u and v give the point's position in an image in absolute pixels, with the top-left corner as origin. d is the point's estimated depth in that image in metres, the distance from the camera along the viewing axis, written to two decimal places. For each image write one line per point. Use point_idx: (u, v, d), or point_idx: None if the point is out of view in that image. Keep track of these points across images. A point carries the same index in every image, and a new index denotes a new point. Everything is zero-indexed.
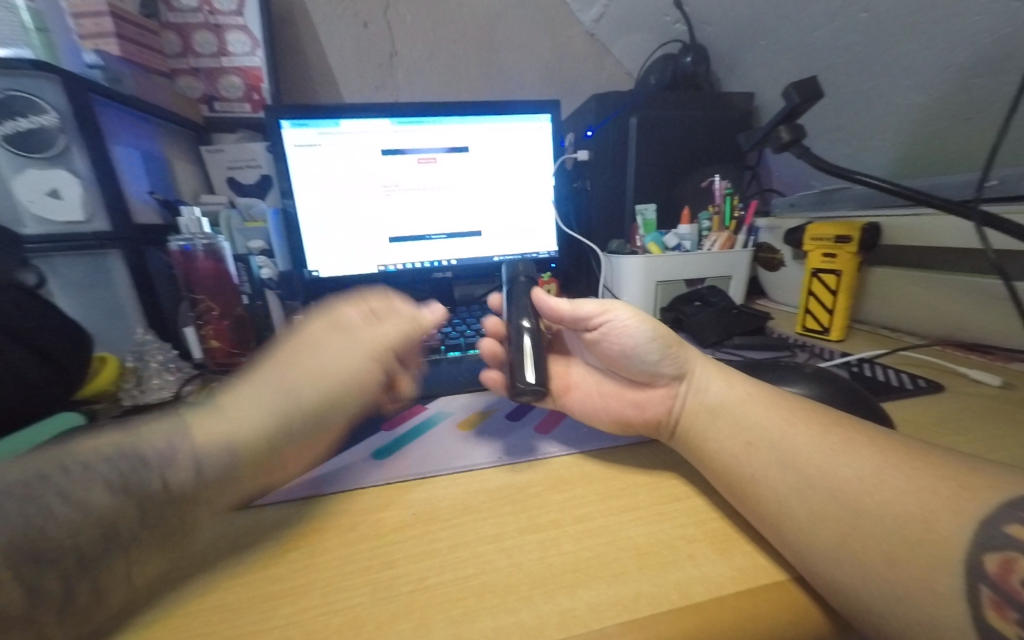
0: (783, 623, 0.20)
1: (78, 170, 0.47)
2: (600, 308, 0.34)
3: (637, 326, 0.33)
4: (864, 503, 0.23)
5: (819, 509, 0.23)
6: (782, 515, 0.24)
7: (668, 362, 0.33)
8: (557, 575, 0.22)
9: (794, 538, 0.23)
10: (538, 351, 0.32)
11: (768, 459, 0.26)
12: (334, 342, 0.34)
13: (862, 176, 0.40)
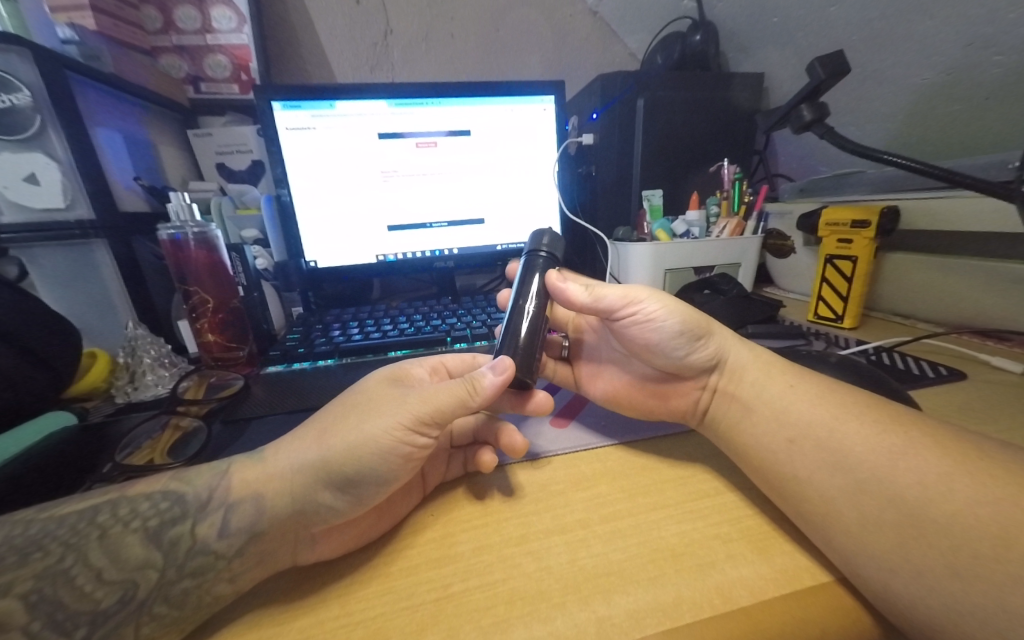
0: (830, 627, 0.20)
1: (57, 154, 0.44)
2: (624, 298, 0.32)
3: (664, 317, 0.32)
4: (913, 505, 0.22)
5: (861, 507, 0.23)
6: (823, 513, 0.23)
7: (697, 354, 0.32)
8: (591, 579, 0.21)
9: (837, 538, 0.22)
10: (532, 333, 0.32)
11: (805, 455, 0.25)
12: (382, 406, 0.27)
13: (891, 157, 0.38)
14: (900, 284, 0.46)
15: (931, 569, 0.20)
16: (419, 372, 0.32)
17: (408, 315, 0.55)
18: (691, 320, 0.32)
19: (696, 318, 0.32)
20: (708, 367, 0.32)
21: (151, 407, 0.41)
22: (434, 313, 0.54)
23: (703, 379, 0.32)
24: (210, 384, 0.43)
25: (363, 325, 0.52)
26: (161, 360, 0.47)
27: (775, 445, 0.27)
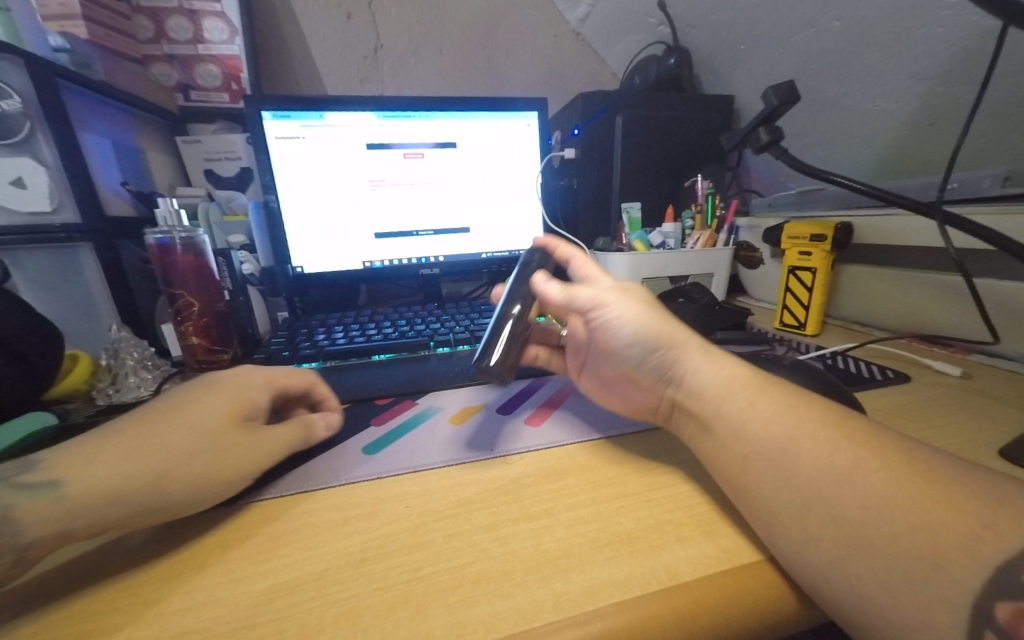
0: (762, 599, 0.22)
1: (46, 159, 0.45)
2: (591, 301, 0.33)
3: (625, 323, 0.32)
4: (845, 496, 0.23)
5: (797, 489, 0.24)
6: (763, 497, 0.24)
7: (655, 364, 0.32)
8: (550, 561, 0.23)
9: (775, 519, 0.24)
10: (513, 334, 0.33)
11: (746, 444, 0.26)
12: (219, 399, 0.30)
13: (837, 177, 0.41)
14: (855, 294, 0.49)
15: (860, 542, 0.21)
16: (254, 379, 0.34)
17: (392, 320, 0.56)
18: (650, 329, 0.32)
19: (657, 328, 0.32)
20: (659, 376, 0.32)
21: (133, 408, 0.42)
22: (419, 319, 0.56)
23: (656, 387, 0.33)
24: None
25: (349, 328, 0.54)
26: (144, 362, 0.47)
27: (721, 433, 0.28)
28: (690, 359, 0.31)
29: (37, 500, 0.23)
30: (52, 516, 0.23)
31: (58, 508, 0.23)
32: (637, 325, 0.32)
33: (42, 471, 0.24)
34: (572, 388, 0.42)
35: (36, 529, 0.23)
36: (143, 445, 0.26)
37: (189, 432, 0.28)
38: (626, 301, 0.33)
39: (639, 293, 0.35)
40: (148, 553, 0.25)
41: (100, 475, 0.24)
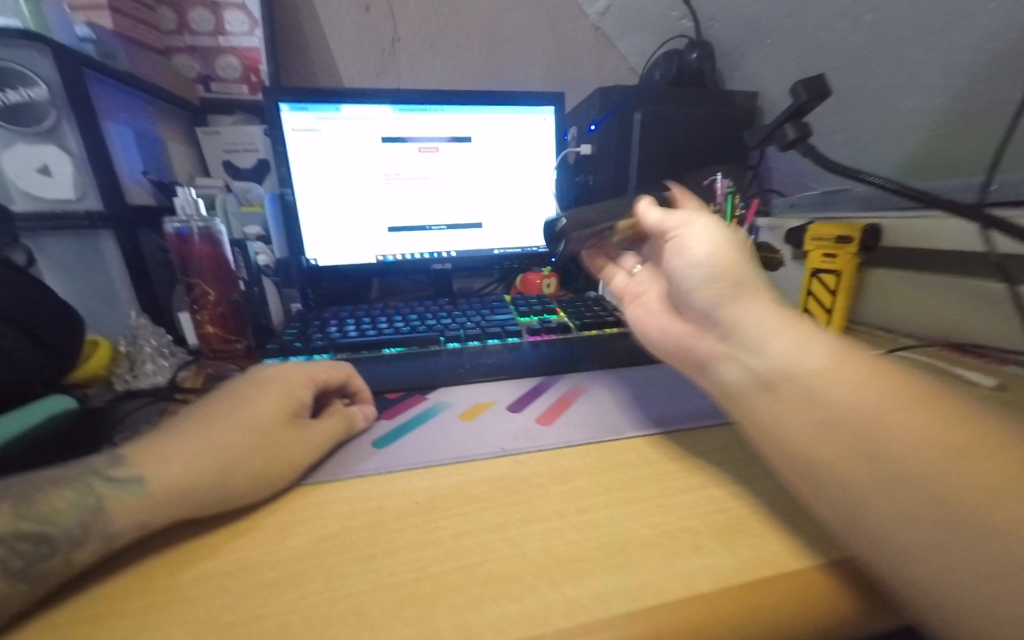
0: (797, 622, 0.20)
1: (70, 146, 0.46)
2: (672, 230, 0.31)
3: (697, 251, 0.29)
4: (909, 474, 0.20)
5: (875, 474, 0.20)
6: (836, 480, 0.21)
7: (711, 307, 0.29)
8: (562, 564, 0.22)
9: (855, 510, 0.21)
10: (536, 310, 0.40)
11: (823, 411, 0.22)
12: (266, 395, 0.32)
13: (868, 176, 0.40)
14: (883, 299, 0.47)
15: (950, 537, 0.18)
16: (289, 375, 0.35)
17: (404, 314, 0.56)
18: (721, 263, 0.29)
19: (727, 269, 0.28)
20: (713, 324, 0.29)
21: (149, 394, 0.42)
22: (430, 314, 0.56)
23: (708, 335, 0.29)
24: (207, 374, 0.45)
25: (360, 321, 0.53)
26: (160, 350, 0.49)
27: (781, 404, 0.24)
28: (748, 314, 0.27)
29: (124, 495, 0.24)
30: (139, 511, 0.24)
31: (144, 504, 0.24)
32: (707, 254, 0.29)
33: (130, 469, 0.25)
34: (584, 388, 0.42)
35: (124, 522, 0.23)
36: (210, 444, 0.27)
37: (250, 423, 0.29)
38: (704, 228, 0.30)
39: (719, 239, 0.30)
40: (158, 540, 0.25)
41: (180, 467, 0.26)
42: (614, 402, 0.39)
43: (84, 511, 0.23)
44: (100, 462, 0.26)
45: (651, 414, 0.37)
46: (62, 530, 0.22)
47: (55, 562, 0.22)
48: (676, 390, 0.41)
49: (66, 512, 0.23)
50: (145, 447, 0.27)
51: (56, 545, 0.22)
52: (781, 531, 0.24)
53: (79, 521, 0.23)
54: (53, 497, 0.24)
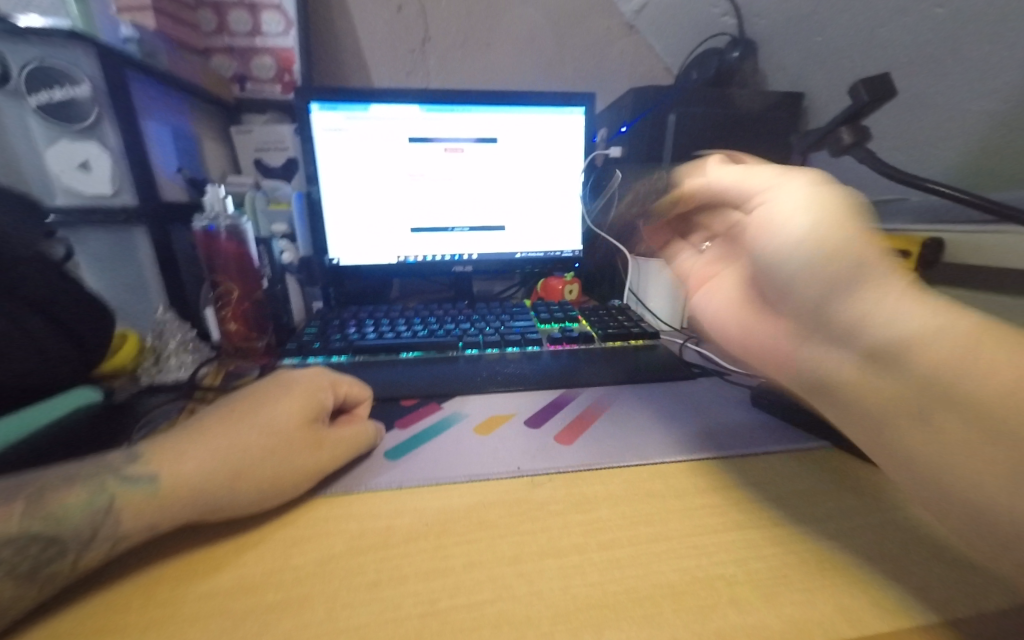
0: None
1: (109, 144, 0.46)
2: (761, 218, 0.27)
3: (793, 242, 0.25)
4: None
5: None
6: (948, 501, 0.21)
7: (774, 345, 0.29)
8: (582, 611, 0.20)
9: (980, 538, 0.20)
10: None
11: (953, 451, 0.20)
12: (284, 399, 0.30)
13: (931, 185, 0.36)
14: None
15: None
16: (309, 376, 0.33)
17: (423, 317, 0.55)
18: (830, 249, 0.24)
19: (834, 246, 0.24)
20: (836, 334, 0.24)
21: (171, 388, 0.42)
22: (449, 317, 0.54)
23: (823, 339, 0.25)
24: (227, 372, 0.45)
25: (379, 324, 0.52)
26: (185, 344, 0.48)
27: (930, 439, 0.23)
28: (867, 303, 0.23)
29: (135, 493, 0.23)
30: (147, 512, 0.23)
31: (152, 504, 0.23)
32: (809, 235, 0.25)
33: (144, 465, 0.25)
34: (609, 404, 0.40)
35: (132, 523, 0.23)
36: (229, 446, 0.26)
37: (269, 433, 0.27)
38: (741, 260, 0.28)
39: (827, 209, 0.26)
40: (165, 544, 0.24)
41: (192, 473, 0.25)
42: (643, 421, 0.37)
43: (94, 510, 0.23)
44: (115, 459, 0.26)
45: (683, 437, 0.35)
46: (71, 530, 0.22)
47: (62, 564, 0.21)
48: (718, 410, 0.39)
49: (75, 512, 0.22)
50: (163, 444, 0.26)
51: (65, 545, 0.21)
52: (831, 589, 0.21)
53: (89, 520, 0.22)
54: (64, 495, 0.23)
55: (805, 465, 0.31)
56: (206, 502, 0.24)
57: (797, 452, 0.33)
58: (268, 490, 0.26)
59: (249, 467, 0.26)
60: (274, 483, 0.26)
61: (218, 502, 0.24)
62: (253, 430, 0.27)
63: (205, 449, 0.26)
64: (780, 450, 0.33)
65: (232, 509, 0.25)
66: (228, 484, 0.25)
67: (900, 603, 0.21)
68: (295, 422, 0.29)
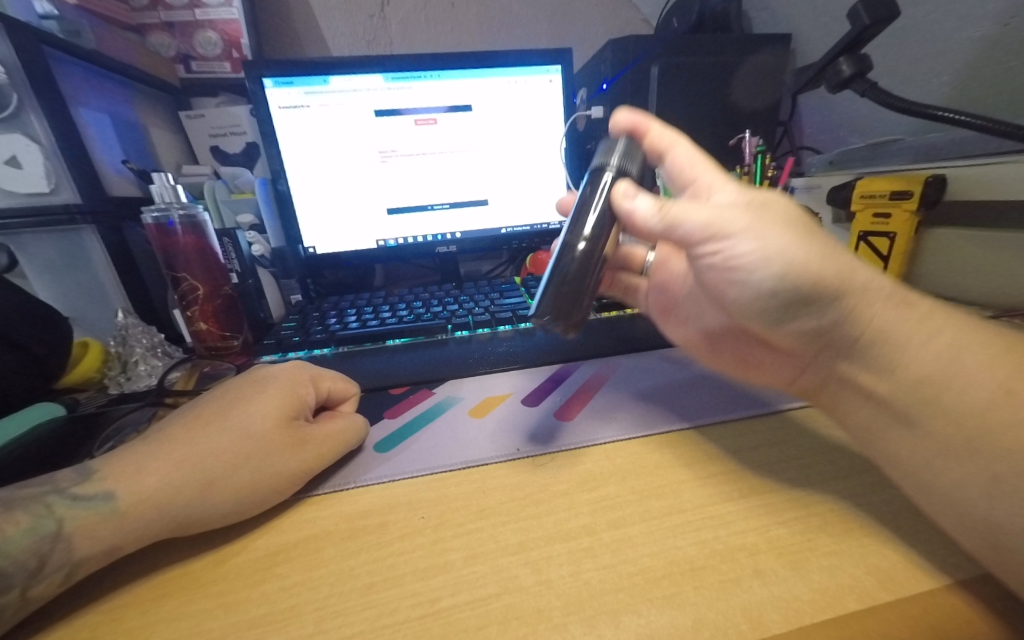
0: None
1: (38, 135, 0.42)
2: (713, 228, 0.24)
3: (756, 262, 0.24)
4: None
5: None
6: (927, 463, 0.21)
7: (802, 321, 0.24)
8: (596, 598, 0.19)
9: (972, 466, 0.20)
10: (586, 275, 0.27)
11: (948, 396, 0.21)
12: (255, 400, 0.27)
13: (939, 112, 0.35)
14: (941, 261, 0.42)
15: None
16: (283, 372, 0.31)
17: (408, 301, 0.52)
18: (794, 251, 0.23)
19: (816, 253, 0.23)
20: (824, 341, 0.24)
21: (141, 396, 0.39)
22: (436, 300, 0.52)
23: (810, 353, 0.26)
24: (201, 375, 0.42)
25: (361, 311, 0.50)
26: (154, 349, 0.45)
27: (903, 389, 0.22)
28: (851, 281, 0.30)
29: (89, 515, 0.21)
30: (105, 534, 0.21)
31: (112, 525, 0.21)
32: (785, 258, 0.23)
33: (98, 482, 0.22)
34: (609, 375, 0.38)
35: (89, 547, 0.21)
36: (194, 455, 0.24)
37: (238, 438, 0.25)
38: (760, 227, 0.24)
39: (781, 205, 0.25)
40: (134, 562, 0.22)
41: (154, 487, 0.22)
42: (647, 391, 0.35)
43: (41, 537, 0.20)
44: (64, 477, 0.23)
45: (688, 404, 0.33)
46: (15, 562, 0.19)
47: (8, 599, 0.19)
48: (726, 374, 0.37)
49: (20, 541, 0.20)
50: (120, 456, 0.24)
51: (8, 579, 0.19)
52: (859, 551, 0.20)
53: (36, 549, 0.20)
54: (5, 522, 0.21)
55: (818, 422, 0.30)
56: (175, 517, 0.22)
57: (810, 407, 0.31)
58: (240, 500, 0.23)
59: (217, 477, 0.23)
60: (247, 492, 0.23)
61: (187, 517, 0.22)
62: (219, 437, 0.25)
63: (167, 461, 0.23)
64: (790, 408, 0.32)
65: (202, 523, 0.23)
66: (195, 498, 0.22)
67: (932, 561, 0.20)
68: (266, 425, 0.26)
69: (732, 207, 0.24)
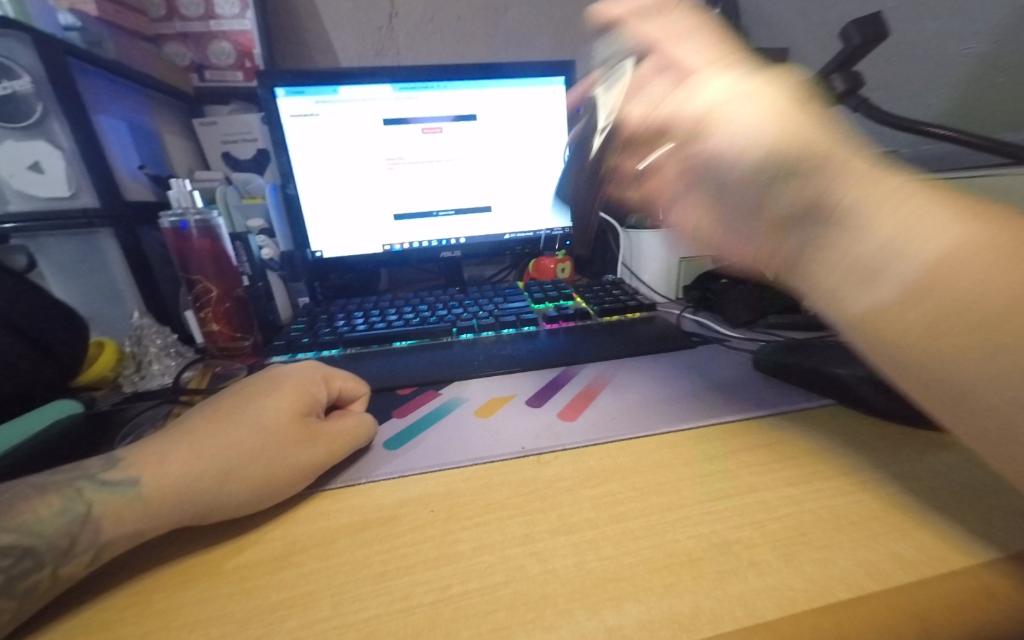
0: None
1: (61, 142, 0.44)
2: (702, 111, 0.26)
3: (739, 135, 0.25)
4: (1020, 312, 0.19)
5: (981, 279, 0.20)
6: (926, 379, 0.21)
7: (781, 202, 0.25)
8: (600, 586, 0.20)
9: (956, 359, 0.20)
10: None
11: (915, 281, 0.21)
12: (269, 396, 0.29)
13: (928, 129, 0.36)
14: None
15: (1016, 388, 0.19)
16: (295, 372, 0.32)
17: (414, 305, 0.53)
18: (776, 126, 0.25)
19: (793, 124, 0.25)
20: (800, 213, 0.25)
21: (156, 395, 0.40)
22: (441, 303, 0.53)
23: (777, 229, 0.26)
24: (214, 375, 0.43)
25: (369, 315, 0.51)
26: (167, 349, 0.46)
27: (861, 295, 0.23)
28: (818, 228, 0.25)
29: (116, 500, 0.22)
30: (129, 520, 0.22)
31: (135, 511, 0.22)
32: (762, 127, 0.25)
33: (123, 470, 0.24)
34: (609, 378, 0.39)
35: (115, 532, 0.22)
36: (213, 448, 0.25)
37: (254, 432, 0.26)
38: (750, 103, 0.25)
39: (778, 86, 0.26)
40: (156, 551, 0.23)
41: (175, 478, 0.23)
42: (647, 393, 0.36)
43: (70, 521, 0.21)
44: (88, 467, 0.24)
45: (685, 405, 0.34)
46: (47, 542, 0.21)
47: (39, 578, 0.20)
48: (725, 377, 0.38)
49: (51, 523, 0.21)
50: (143, 447, 0.25)
51: (41, 558, 0.20)
52: (848, 543, 0.21)
53: (66, 531, 0.21)
54: (36, 506, 0.22)
55: (812, 423, 0.31)
56: (197, 506, 0.23)
57: (802, 411, 0.33)
58: (257, 492, 0.24)
59: (235, 469, 0.24)
60: (264, 484, 0.24)
61: (208, 507, 0.23)
62: (238, 431, 0.26)
63: (188, 453, 0.24)
64: (783, 410, 0.33)
65: (220, 513, 0.24)
66: (216, 490, 0.23)
67: (917, 553, 0.21)
68: (282, 420, 0.27)
69: (725, 90, 0.26)
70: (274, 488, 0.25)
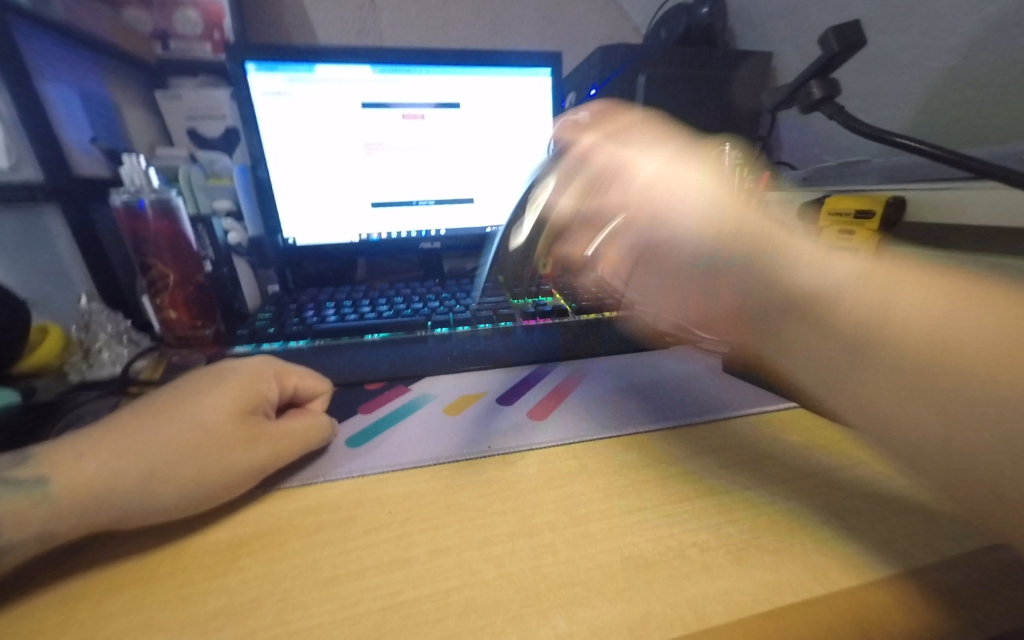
0: None
1: (0, 111, 0.41)
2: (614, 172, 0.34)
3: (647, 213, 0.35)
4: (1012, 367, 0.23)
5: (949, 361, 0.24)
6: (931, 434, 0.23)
7: None
8: (553, 590, 0.19)
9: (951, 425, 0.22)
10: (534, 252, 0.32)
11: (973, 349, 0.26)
12: (212, 390, 0.27)
13: (902, 140, 0.37)
14: None
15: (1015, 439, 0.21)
16: (247, 366, 0.30)
17: (388, 296, 0.52)
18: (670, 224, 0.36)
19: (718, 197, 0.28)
20: None
21: (104, 384, 0.38)
22: (417, 296, 0.52)
23: None
24: (169, 364, 0.41)
25: (340, 306, 0.49)
26: (118, 336, 0.45)
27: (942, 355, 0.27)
28: None
29: (21, 500, 0.21)
30: (40, 521, 0.20)
31: (48, 511, 0.21)
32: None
33: (37, 468, 0.22)
34: (580, 377, 0.38)
35: (20, 534, 0.20)
36: (150, 445, 0.24)
37: (195, 430, 0.25)
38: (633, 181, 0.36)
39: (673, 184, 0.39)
40: (86, 554, 0.22)
41: (102, 476, 0.22)
42: (615, 393, 0.36)
43: None
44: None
45: (653, 407, 0.34)
46: None
47: None
48: (694, 380, 0.39)
49: None
50: (67, 443, 0.24)
51: None
52: (802, 549, 0.21)
53: None
54: None
55: (778, 426, 0.32)
56: (129, 508, 0.22)
57: (768, 416, 0.33)
58: (198, 494, 0.23)
59: (173, 469, 0.23)
60: (206, 486, 0.23)
61: (142, 510, 0.22)
62: (178, 428, 0.25)
63: (118, 451, 0.23)
64: (750, 413, 0.33)
65: (156, 515, 0.22)
66: (151, 493, 0.22)
67: (870, 556, 0.21)
68: (229, 418, 0.26)
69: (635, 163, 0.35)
70: (217, 491, 0.24)
